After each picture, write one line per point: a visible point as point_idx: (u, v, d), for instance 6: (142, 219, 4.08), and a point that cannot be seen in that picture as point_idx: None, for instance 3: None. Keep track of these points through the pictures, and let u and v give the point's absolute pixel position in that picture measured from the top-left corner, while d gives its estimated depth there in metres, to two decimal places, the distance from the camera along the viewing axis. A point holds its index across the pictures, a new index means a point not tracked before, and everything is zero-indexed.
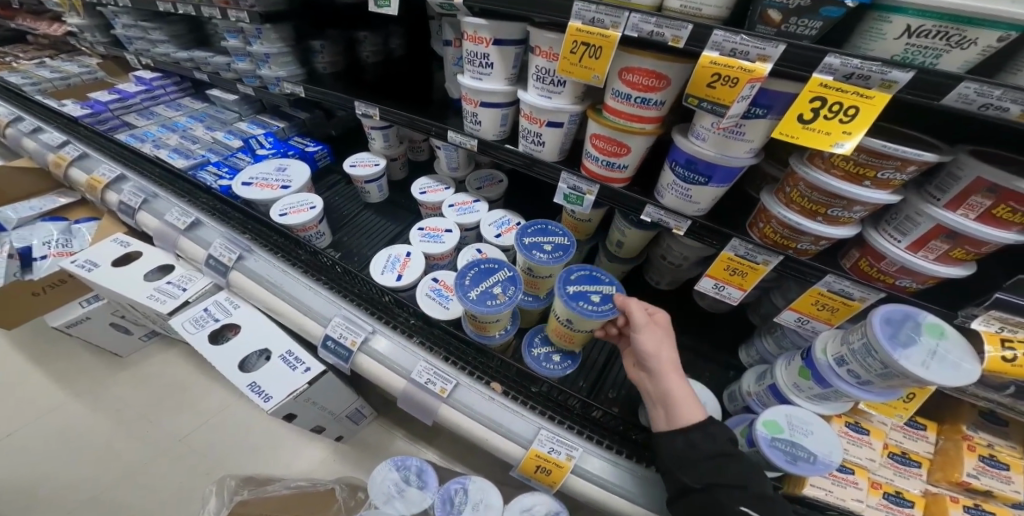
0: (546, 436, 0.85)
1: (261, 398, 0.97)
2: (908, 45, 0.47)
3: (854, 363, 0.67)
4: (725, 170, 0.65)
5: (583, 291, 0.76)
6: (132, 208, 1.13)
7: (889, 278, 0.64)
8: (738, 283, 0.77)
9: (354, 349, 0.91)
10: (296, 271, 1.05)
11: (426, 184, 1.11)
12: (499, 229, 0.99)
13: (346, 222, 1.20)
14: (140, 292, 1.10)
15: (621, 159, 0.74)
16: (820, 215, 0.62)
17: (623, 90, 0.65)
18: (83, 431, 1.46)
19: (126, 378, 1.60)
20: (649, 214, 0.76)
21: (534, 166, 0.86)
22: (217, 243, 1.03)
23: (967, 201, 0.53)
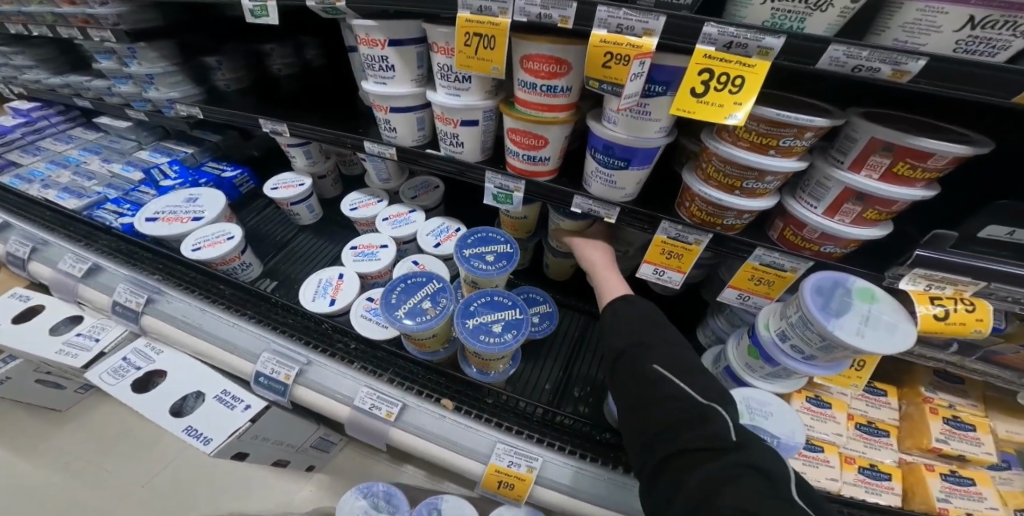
0: (503, 449, 0.80)
1: (199, 441, 0.85)
2: (773, 9, 0.47)
3: (795, 337, 0.66)
4: (644, 151, 0.63)
5: (484, 323, 0.70)
6: (21, 259, 1.02)
7: (813, 245, 0.64)
8: (677, 267, 0.75)
9: (289, 383, 0.83)
10: (218, 308, 0.93)
11: (357, 199, 1.02)
12: (438, 238, 0.92)
13: (282, 248, 1.11)
14: (46, 349, 0.95)
15: (542, 151, 0.70)
16: (737, 189, 0.60)
17: (527, 80, 0.61)
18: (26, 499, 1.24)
19: (72, 432, 1.38)
20: (579, 205, 0.73)
21: (466, 172, 0.80)
22: (121, 288, 0.93)
23: (869, 161, 0.53)
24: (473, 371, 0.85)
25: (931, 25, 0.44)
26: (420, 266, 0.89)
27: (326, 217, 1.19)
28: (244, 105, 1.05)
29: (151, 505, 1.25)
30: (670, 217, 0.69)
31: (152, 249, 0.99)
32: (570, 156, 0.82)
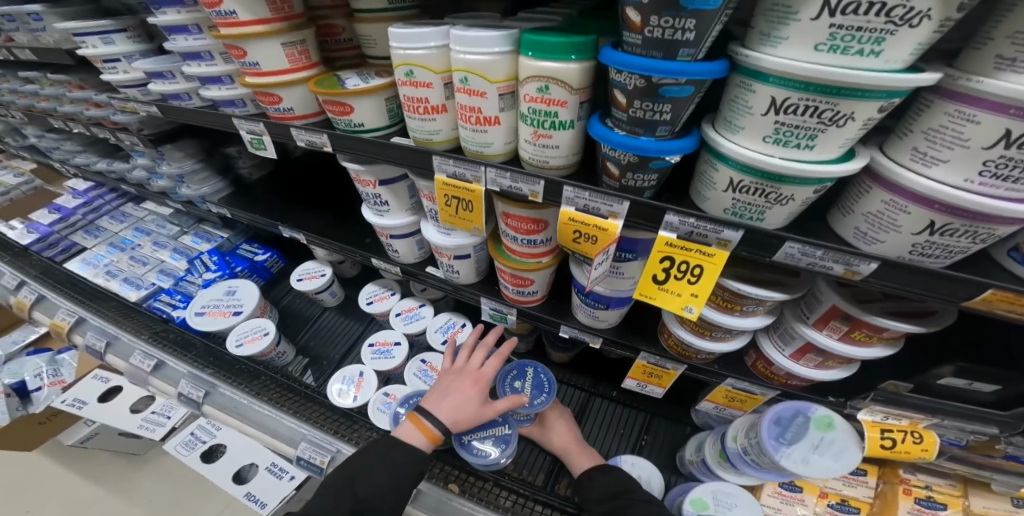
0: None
1: (256, 506, 1.01)
2: (735, 199, 0.43)
3: (754, 456, 0.73)
4: (618, 298, 0.70)
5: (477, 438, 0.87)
6: (98, 351, 1.14)
7: (782, 378, 0.74)
8: (657, 383, 0.87)
9: (324, 468, 0.93)
10: (260, 400, 1.04)
11: (373, 291, 1.14)
12: (445, 335, 1.05)
13: (310, 324, 1.24)
14: (129, 424, 1.16)
15: (530, 283, 0.78)
16: (705, 335, 0.70)
17: (510, 233, 0.67)
18: None
19: (150, 471, 1.60)
20: (566, 330, 0.83)
21: (456, 289, 0.90)
22: (183, 384, 1.06)
23: (829, 323, 0.59)
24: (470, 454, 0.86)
25: (892, 222, 0.41)
26: (428, 364, 1.02)
27: (348, 295, 1.29)
28: (266, 204, 1.11)
29: None
30: (647, 349, 0.80)
31: (204, 343, 1.15)
32: (557, 281, 0.92)
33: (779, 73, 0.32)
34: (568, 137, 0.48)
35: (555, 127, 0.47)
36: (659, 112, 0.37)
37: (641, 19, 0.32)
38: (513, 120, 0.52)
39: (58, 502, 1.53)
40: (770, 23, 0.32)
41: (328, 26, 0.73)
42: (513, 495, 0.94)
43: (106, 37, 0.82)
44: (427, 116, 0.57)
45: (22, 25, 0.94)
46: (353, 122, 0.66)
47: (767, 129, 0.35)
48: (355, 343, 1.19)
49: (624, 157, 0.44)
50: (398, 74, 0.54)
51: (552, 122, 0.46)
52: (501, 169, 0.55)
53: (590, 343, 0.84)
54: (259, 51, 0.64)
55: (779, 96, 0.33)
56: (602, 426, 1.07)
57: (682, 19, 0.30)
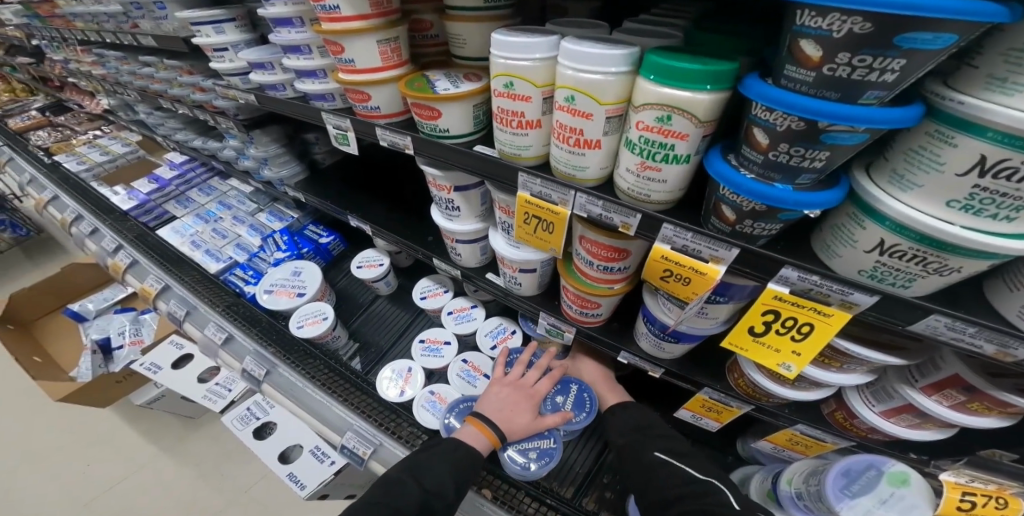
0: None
1: (296, 486, 1.05)
2: (880, 262, 0.37)
3: (808, 502, 0.74)
4: (691, 335, 0.64)
5: (524, 448, 0.83)
6: (178, 318, 1.23)
7: (861, 431, 0.66)
8: (714, 417, 0.80)
9: (365, 459, 0.96)
10: (314, 385, 1.07)
11: (426, 287, 1.14)
12: (494, 341, 1.04)
13: (364, 309, 1.26)
14: (195, 393, 1.28)
15: (595, 309, 0.74)
16: (787, 384, 0.62)
17: (586, 257, 0.63)
18: (169, 483, 1.62)
19: (201, 436, 1.74)
20: (625, 357, 0.79)
21: (510, 296, 0.87)
22: (249, 361, 1.12)
23: (943, 390, 0.51)
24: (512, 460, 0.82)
25: None
26: (469, 364, 1.02)
27: (400, 285, 1.30)
28: (342, 194, 1.13)
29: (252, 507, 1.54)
30: (712, 385, 0.72)
31: (268, 320, 1.20)
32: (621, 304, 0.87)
33: (1003, 127, 0.26)
34: (677, 172, 0.44)
35: (666, 160, 0.42)
36: (811, 160, 0.33)
37: (822, 55, 0.28)
38: (614, 145, 0.48)
39: (122, 453, 1.69)
40: (1011, 65, 0.25)
41: (418, 21, 0.71)
42: (535, 502, 0.97)
43: (217, 26, 0.87)
44: (520, 130, 0.54)
45: (149, 12, 1.02)
46: (439, 128, 0.64)
47: (956, 192, 0.29)
48: (402, 335, 1.20)
49: (748, 204, 0.39)
50: (495, 84, 0.52)
51: (665, 154, 0.42)
52: (592, 195, 0.52)
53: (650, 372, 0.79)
54: (355, 49, 0.64)
55: (993, 156, 0.27)
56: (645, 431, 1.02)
57: (885, 60, 0.26)
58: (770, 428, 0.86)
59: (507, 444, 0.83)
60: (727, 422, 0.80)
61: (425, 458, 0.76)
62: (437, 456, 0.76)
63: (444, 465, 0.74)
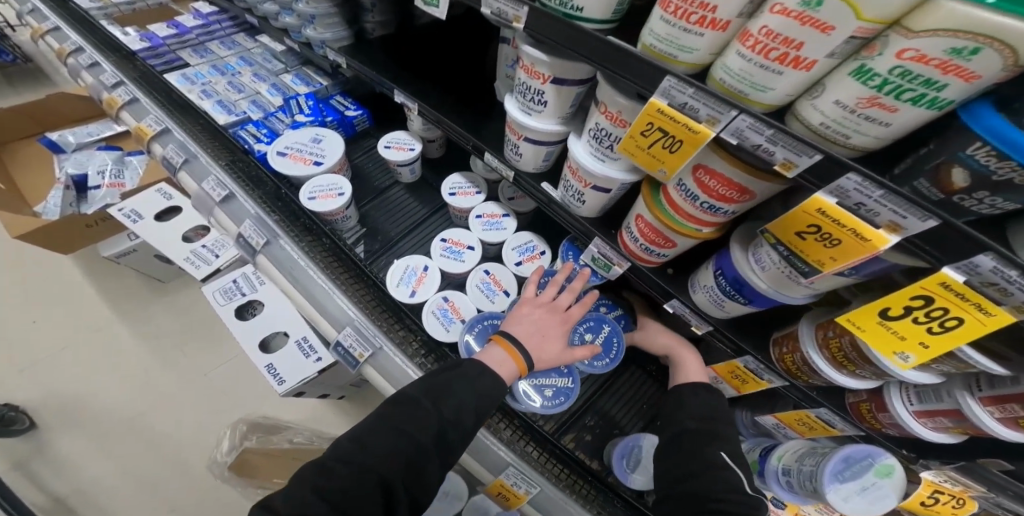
0: (512, 472, 0.93)
1: (275, 379, 0.99)
2: None
3: (793, 479, 0.75)
4: (768, 300, 0.57)
5: (539, 383, 0.80)
6: (174, 166, 1.11)
7: (877, 424, 0.65)
8: (736, 385, 0.78)
9: (361, 361, 0.90)
10: (316, 267, 0.98)
11: (457, 183, 1.09)
12: (520, 257, 0.99)
13: (379, 194, 1.19)
14: (179, 254, 1.22)
15: (659, 248, 0.67)
16: (845, 369, 0.57)
17: (692, 190, 0.55)
18: (123, 356, 1.60)
19: (166, 305, 1.72)
20: (673, 306, 0.73)
21: (551, 205, 0.83)
22: (247, 225, 1.01)
23: (1002, 403, 0.48)
24: (523, 386, 0.80)
25: None
26: (490, 276, 0.98)
27: (424, 178, 1.22)
28: (396, 73, 0.99)
29: (205, 391, 1.54)
30: (753, 353, 0.67)
31: (274, 185, 1.10)
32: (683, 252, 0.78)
33: None
34: (917, 116, 0.32)
35: (913, 101, 0.31)
36: None
37: None
38: (825, 74, 0.36)
39: (80, 317, 1.66)
40: None
41: None
42: (517, 431, 1.04)
43: None
44: (695, 28, 0.41)
45: None
46: (571, 5, 0.53)
47: None
48: (415, 228, 1.14)
49: (1011, 174, 0.29)
50: None
51: (919, 94, 0.31)
52: (761, 120, 0.40)
53: (692, 328, 0.73)
54: None
55: None
56: (622, 398, 1.13)
57: None
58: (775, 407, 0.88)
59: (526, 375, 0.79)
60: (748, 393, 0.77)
61: (447, 383, 0.68)
62: (462, 383, 0.68)
63: (468, 391, 0.68)
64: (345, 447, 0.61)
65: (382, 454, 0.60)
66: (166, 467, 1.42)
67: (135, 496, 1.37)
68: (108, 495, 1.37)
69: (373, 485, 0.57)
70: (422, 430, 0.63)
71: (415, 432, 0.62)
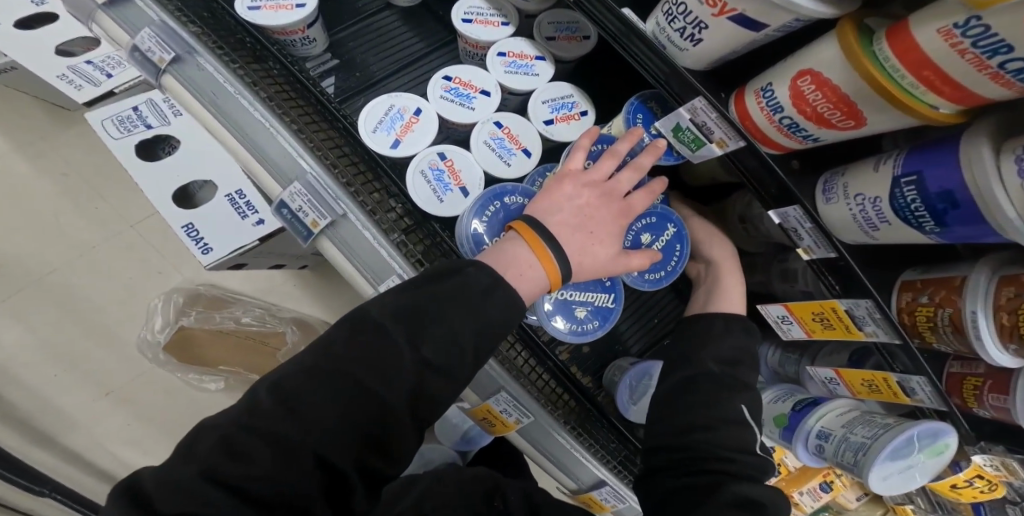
0: (504, 398, 0.78)
1: (198, 247, 0.77)
2: None
3: (830, 446, 0.68)
4: (985, 232, 0.36)
5: (568, 301, 0.62)
6: None
7: (972, 403, 0.55)
8: (809, 328, 0.63)
9: (314, 231, 0.65)
10: (253, 96, 0.67)
11: (476, 5, 0.76)
12: (554, 114, 0.73)
13: (361, 20, 0.89)
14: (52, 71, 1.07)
15: (817, 127, 0.42)
16: (1019, 346, 0.42)
17: (1006, 36, 0.24)
18: (27, 191, 1.29)
19: (73, 136, 1.33)
20: (781, 214, 0.52)
21: (630, 39, 0.55)
22: (144, 33, 0.64)
23: None
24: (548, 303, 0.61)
25: None
26: (504, 130, 0.73)
27: (425, 1, 0.92)
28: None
29: (137, 249, 1.30)
30: (875, 303, 0.50)
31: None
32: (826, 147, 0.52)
33: None
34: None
35: None
36: None
37: None
38: None
39: None
40: None
41: None
42: (517, 345, 0.90)
43: None
44: None
45: None
46: None
47: None
48: (410, 63, 0.89)
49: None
50: None
51: None
52: None
53: (797, 249, 0.54)
54: None
55: None
56: (631, 316, 1.01)
57: None
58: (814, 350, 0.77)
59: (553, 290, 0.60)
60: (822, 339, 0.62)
61: (425, 308, 0.49)
62: (451, 301, 0.49)
63: (462, 314, 0.49)
64: (264, 404, 0.43)
65: (323, 403, 0.44)
66: (93, 337, 1.27)
67: (62, 368, 1.25)
68: (29, 366, 1.24)
69: (306, 463, 0.42)
70: (387, 385, 0.46)
71: (383, 396, 0.45)
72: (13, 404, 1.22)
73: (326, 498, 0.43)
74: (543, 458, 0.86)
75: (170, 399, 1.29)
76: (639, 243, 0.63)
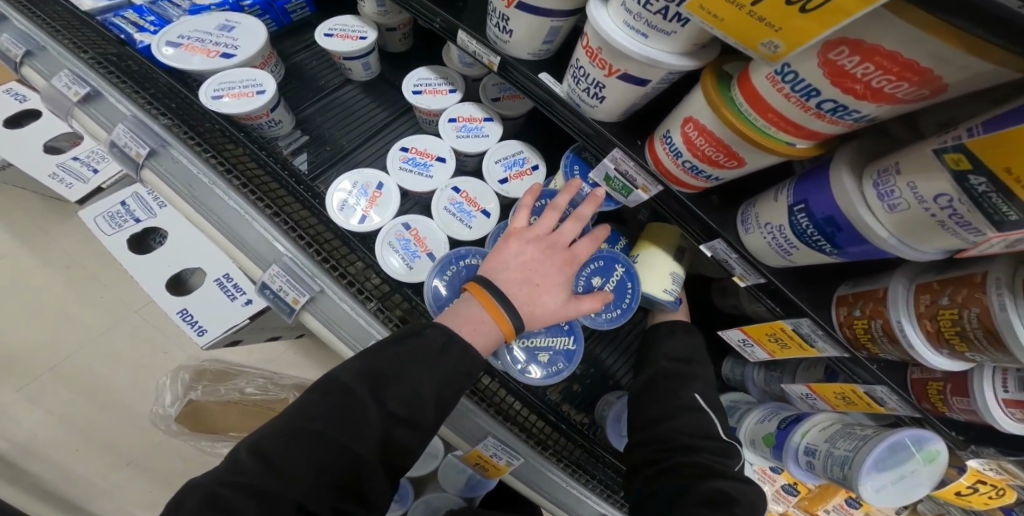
0: (492, 443, 0.79)
1: (194, 329, 0.83)
2: None
3: (820, 463, 0.67)
4: (874, 251, 0.39)
5: (534, 348, 0.64)
6: (13, 60, 0.80)
7: (942, 407, 0.54)
8: (771, 349, 0.64)
9: (297, 309, 0.69)
10: (226, 184, 0.74)
11: (423, 78, 0.83)
12: (506, 173, 0.78)
13: (323, 95, 0.98)
14: (43, 169, 1.17)
15: (711, 167, 0.46)
16: (948, 350, 0.43)
17: (815, 81, 0.30)
18: (39, 289, 1.39)
19: (78, 231, 1.45)
20: (712, 247, 0.56)
21: (556, 107, 0.60)
22: (120, 130, 0.73)
23: None
24: (513, 354, 0.64)
25: None
26: (462, 195, 0.78)
27: (380, 72, 1.01)
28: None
29: (143, 330, 1.38)
30: (813, 317, 0.52)
31: (172, 86, 0.85)
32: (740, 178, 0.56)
33: None
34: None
35: None
36: None
37: None
38: None
39: None
40: None
41: None
42: (501, 388, 0.91)
43: None
44: None
45: None
46: None
47: None
48: (375, 134, 0.96)
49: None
50: None
51: None
52: None
53: (733, 277, 0.57)
54: None
55: None
56: (617, 346, 1.02)
57: None
58: (797, 366, 0.76)
59: (516, 338, 0.63)
60: (784, 359, 0.65)
61: (394, 364, 0.52)
62: (413, 358, 0.52)
63: (421, 368, 0.52)
64: (244, 465, 0.45)
65: (294, 471, 0.45)
66: (103, 421, 1.32)
67: (79, 449, 1.29)
68: (42, 457, 1.28)
69: (285, 512, 0.44)
70: (360, 439, 0.48)
71: (353, 445, 0.47)
72: (35, 488, 1.27)
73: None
74: (540, 499, 0.86)
75: (179, 473, 1.30)
76: (591, 287, 0.66)
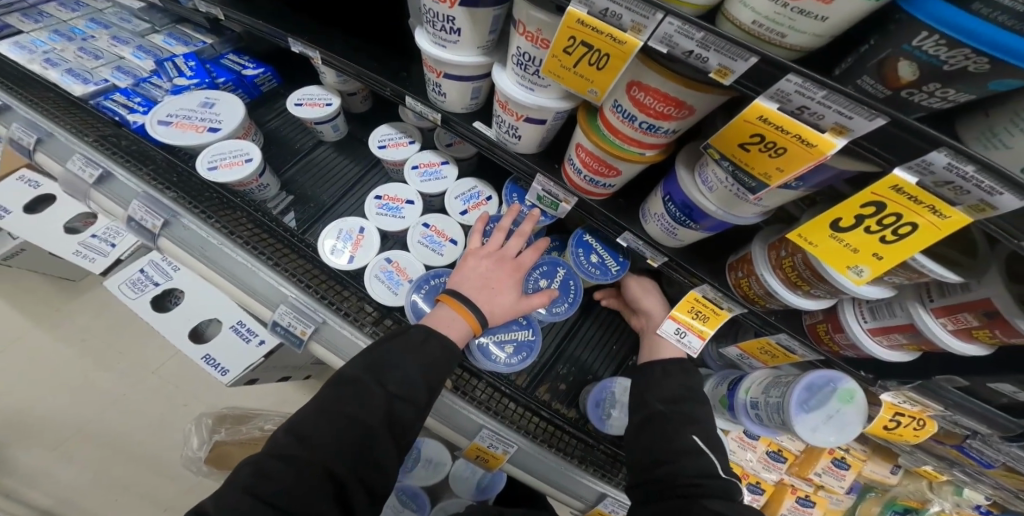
0: (487, 434, 0.90)
1: (218, 371, 0.96)
2: None
3: (762, 412, 0.77)
4: (719, 221, 0.52)
5: (500, 341, 0.77)
6: (27, 148, 0.97)
7: (835, 346, 0.66)
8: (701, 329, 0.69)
9: (305, 339, 0.82)
10: (232, 242, 0.88)
11: (387, 134, 0.99)
12: (465, 206, 0.93)
13: (302, 157, 1.15)
14: (67, 248, 1.28)
15: (603, 178, 0.61)
16: (800, 290, 0.55)
17: (630, 111, 0.45)
18: (63, 362, 1.50)
19: (98, 304, 1.59)
20: (626, 239, 0.69)
21: (494, 149, 0.74)
22: (136, 206, 0.88)
23: (956, 314, 0.48)
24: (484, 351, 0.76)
25: None
26: (431, 228, 0.93)
27: (350, 132, 1.18)
28: (297, 19, 0.91)
29: (162, 388, 1.49)
30: (711, 282, 0.65)
31: (164, 157, 0.99)
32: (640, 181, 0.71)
33: None
34: (854, 10, 0.25)
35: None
36: None
37: None
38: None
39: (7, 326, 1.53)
40: None
41: None
42: (490, 388, 0.99)
43: None
44: None
45: None
46: None
47: None
48: (353, 186, 1.12)
49: (965, 60, 0.23)
50: None
51: None
52: (691, 22, 0.32)
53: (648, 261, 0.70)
54: None
55: None
56: (591, 342, 1.13)
57: None
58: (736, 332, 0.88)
59: (485, 335, 0.75)
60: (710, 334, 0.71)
61: (385, 359, 0.64)
62: (398, 350, 0.65)
63: (406, 356, 0.64)
64: (283, 442, 0.56)
65: (318, 442, 0.55)
66: (128, 481, 1.39)
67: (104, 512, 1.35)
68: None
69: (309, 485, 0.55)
70: (368, 414, 0.59)
71: (362, 416, 0.58)
72: None
73: (343, 509, 0.54)
74: (537, 483, 0.96)
75: None
76: (541, 287, 0.80)
